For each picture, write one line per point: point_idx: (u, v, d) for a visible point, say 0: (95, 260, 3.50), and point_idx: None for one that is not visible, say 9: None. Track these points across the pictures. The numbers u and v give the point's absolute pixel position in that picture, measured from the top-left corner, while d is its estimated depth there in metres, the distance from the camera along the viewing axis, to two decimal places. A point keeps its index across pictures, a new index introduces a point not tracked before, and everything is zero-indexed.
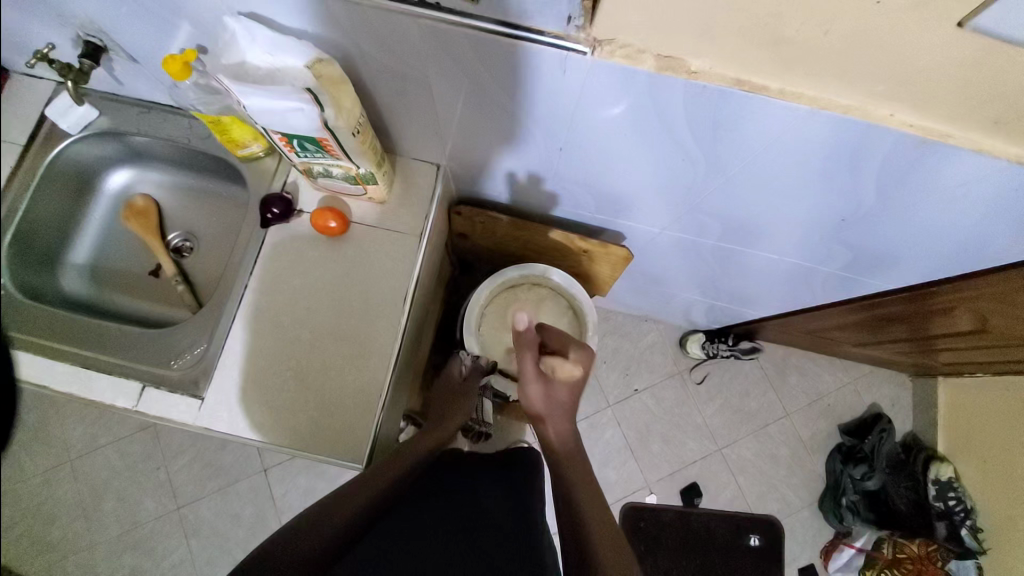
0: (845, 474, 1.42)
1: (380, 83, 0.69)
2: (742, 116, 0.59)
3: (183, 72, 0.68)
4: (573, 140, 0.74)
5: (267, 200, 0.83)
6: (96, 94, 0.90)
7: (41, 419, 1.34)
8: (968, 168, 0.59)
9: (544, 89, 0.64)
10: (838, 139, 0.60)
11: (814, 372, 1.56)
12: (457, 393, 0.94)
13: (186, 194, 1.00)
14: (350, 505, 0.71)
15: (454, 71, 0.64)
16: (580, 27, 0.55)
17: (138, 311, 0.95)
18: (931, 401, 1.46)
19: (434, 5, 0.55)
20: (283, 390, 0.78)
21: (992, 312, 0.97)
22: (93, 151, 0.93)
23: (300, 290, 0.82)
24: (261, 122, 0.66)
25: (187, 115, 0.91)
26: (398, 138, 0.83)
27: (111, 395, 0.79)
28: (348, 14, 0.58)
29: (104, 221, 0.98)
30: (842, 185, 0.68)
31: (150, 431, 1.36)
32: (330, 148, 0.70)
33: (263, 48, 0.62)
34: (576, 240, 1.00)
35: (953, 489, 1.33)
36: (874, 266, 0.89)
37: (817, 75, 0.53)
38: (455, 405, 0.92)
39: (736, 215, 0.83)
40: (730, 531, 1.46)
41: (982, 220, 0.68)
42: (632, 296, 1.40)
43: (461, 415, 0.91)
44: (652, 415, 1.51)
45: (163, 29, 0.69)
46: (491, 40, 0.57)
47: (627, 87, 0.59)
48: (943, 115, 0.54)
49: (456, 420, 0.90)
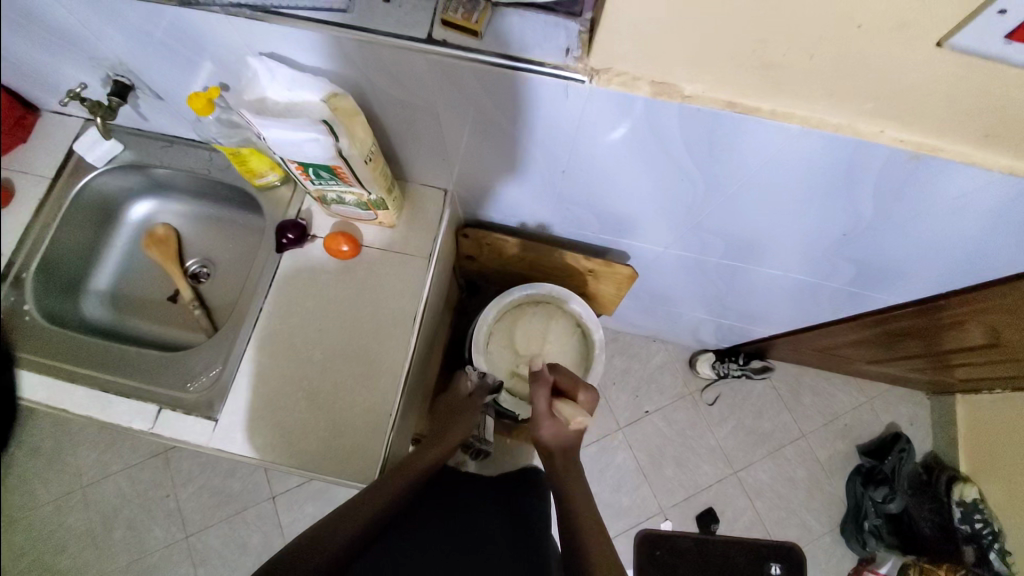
0: (866, 497, 1.38)
1: (390, 114, 0.73)
2: (737, 136, 0.62)
3: (207, 108, 0.72)
4: (575, 163, 0.76)
5: (282, 226, 0.86)
6: (123, 129, 0.95)
7: (56, 447, 1.36)
8: (962, 181, 0.60)
9: (546, 115, 0.66)
10: (832, 155, 0.61)
11: (828, 391, 1.53)
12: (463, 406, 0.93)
13: (203, 222, 1.04)
14: (356, 520, 0.70)
15: (460, 101, 0.67)
16: (578, 58, 0.59)
17: (156, 336, 0.98)
18: (951, 419, 1.43)
19: (441, 41, 0.59)
20: (295, 412, 0.79)
21: (1004, 325, 0.96)
22: (117, 184, 0.97)
23: (313, 313, 0.84)
24: (279, 152, 0.69)
25: (207, 147, 0.95)
26: (407, 166, 0.87)
27: (127, 418, 0.80)
28: (361, 51, 0.62)
29: (125, 249, 1.02)
30: (840, 199, 0.69)
31: (162, 457, 1.37)
32: (344, 175, 0.73)
33: (283, 84, 0.65)
34: (581, 260, 1.02)
35: (979, 511, 1.27)
36: (879, 280, 0.89)
37: (806, 96, 0.56)
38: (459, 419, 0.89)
39: (738, 232, 0.84)
40: (749, 559, 1.41)
41: (982, 232, 0.69)
42: (640, 316, 1.41)
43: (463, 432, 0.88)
44: (664, 437, 1.49)
45: (189, 69, 0.74)
46: (494, 71, 0.60)
47: (624, 112, 0.62)
48: (933, 130, 0.56)
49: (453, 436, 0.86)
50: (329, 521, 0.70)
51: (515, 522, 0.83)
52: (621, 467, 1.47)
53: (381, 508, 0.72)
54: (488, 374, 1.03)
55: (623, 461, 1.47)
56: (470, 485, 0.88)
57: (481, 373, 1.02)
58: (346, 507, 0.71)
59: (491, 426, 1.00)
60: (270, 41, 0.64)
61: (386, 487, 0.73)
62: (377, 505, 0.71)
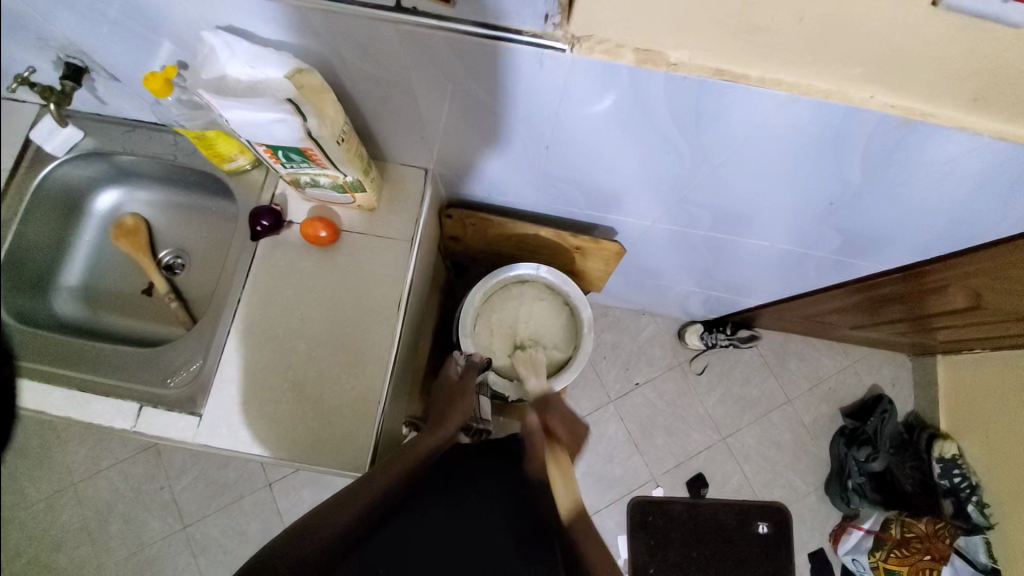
0: (849, 457, 1.43)
1: (364, 90, 0.70)
2: (723, 105, 0.59)
3: (165, 89, 0.67)
4: (559, 138, 0.73)
5: (256, 212, 0.82)
6: (81, 115, 0.90)
7: (42, 446, 1.33)
8: (951, 146, 0.59)
9: (526, 87, 0.63)
10: (822, 123, 0.59)
11: (813, 357, 1.56)
12: (457, 388, 0.91)
13: (175, 211, 0.99)
14: (351, 511, 0.70)
15: (435, 73, 0.63)
16: (557, 25, 0.55)
17: (133, 331, 0.95)
18: (931, 380, 1.47)
19: (411, 9, 0.55)
20: (281, 403, 0.78)
21: (986, 288, 0.98)
22: (80, 173, 0.92)
23: (294, 302, 0.82)
24: (245, 135, 0.66)
25: (172, 131, 0.90)
26: (385, 145, 0.84)
27: (109, 416, 0.78)
28: (326, 22, 0.57)
29: (93, 242, 0.97)
30: (829, 168, 0.68)
31: (153, 450, 1.36)
32: (316, 158, 0.69)
33: (244, 61, 0.61)
34: (568, 237, 1.00)
35: (957, 466, 1.34)
36: (866, 248, 0.89)
37: (796, 61, 0.54)
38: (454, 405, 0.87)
39: (727, 205, 0.83)
40: (737, 520, 1.46)
41: (969, 198, 0.69)
42: (629, 290, 1.40)
43: (461, 417, 0.86)
44: (655, 408, 1.51)
45: (143, 47, 0.69)
46: (470, 41, 0.57)
47: (609, 81, 0.59)
48: (923, 94, 0.54)
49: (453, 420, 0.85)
50: (325, 510, 0.70)
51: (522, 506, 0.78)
52: (614, 439, 1.49)
53: (373, 502, 0.71)
54: (475, 354, 1.00)
55: (615, 433, 1.50)
56: (474, 459, 0.83)
57: (467, 354, 0.99)
58: (340, 497, 0.71)
59: (487, 405, 1.00)
60: (228, 15, 0.59)
61: (378, 482, 0.72)
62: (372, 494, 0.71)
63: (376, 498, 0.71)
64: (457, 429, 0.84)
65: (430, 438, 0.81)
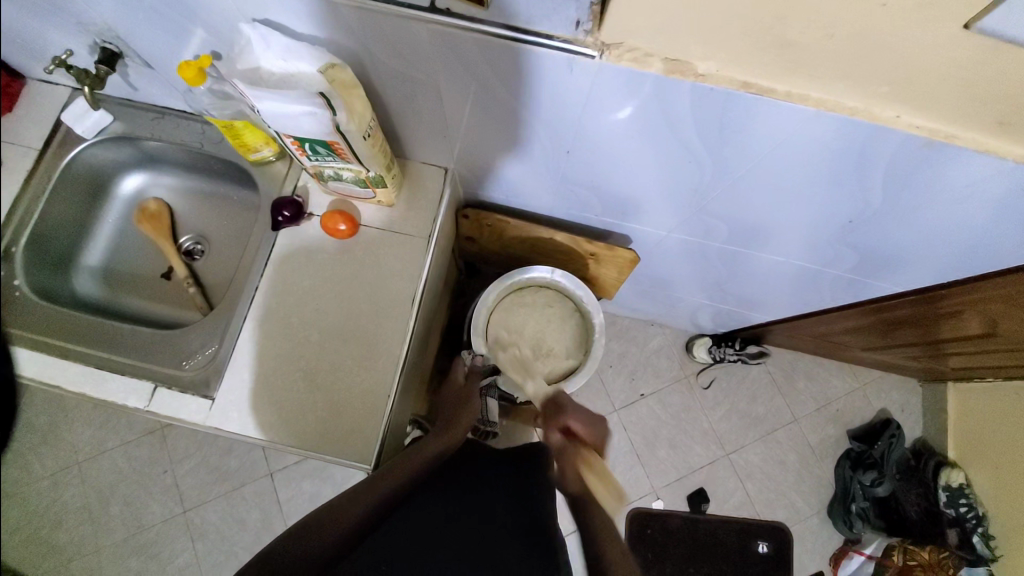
0: (854, 480, 1.41)
1: (391, 87, 0.70)
2: (747, 118, 0.60)
3: (198, 79, 0.69)
4: (580, 143, 0.74)
5: (279, 202, 0.84)
6: (113, 99, 0.92)
7: (51, 423, 1.35)
8: (976, 169, 0.59)
9: (550, 91, 0.64)
10: (845, 141, 0.59)
11: (822, 378, 1.55)
12: (464, 392, 0.95)
13: (197, 198, 1.01)
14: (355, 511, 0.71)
15: (462, 72, 0.64)
16: (588, 32, 0.56)
17: (150, 313, 0.96)
18: (941, 406, 1.45)
19: (445, 10, 0.56)
20: (291, 391, 0.79)
21: (1002, 315, 0.97)
22: (108, 155, 0.94)
23: (310, 293, 0.83)
24: (274, 125, 0.67)
25: (200, 119, 0.92)
26: (407, 142, 0.85)
27: (122, 395, 0.80)
28: (360, 20, 0.59)
29: (116, 225, 0.99)
30: (850, 185, 0.68)
31: (158, 433, 1.37)
32: (341, 151, 0.70)
33: (277, 54, 0.63)
34: (582, 242, 1.01)
35: (965, 496, 1.31)
36: (882, 268, 0.88)
37: (823, 77, 0.54)
38: (463, 408, 0.91)
39: (743, 218, 0.83)
40: (739, 538, 1.45)
41: (993, 222, 0.68)
42: (638, 300, 1.40)
43: (470, 419, 0.90)
44: (659, 420, 1.51)
45: (178, 35, 0.71)
46: (498, 43, 0.57)
47: (634, 90, 0.60)
48: (950, 115, 0.54)
49: (461, 426, 0.89)
50: (330, 509, 0.70)
51: (521, 511, 0.80)
52: (616, 448, 1.49)
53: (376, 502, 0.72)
54: (480, 355, 1.03)
55: (618, 443, 1.49)
56: (475, 463, 0.86)
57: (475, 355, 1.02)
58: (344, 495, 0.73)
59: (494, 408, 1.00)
60: (263, 7, 0.60)
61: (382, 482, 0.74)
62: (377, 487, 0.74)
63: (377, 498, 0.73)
64: (465, 430, 0.89)
65: (437, 440, 0.84)
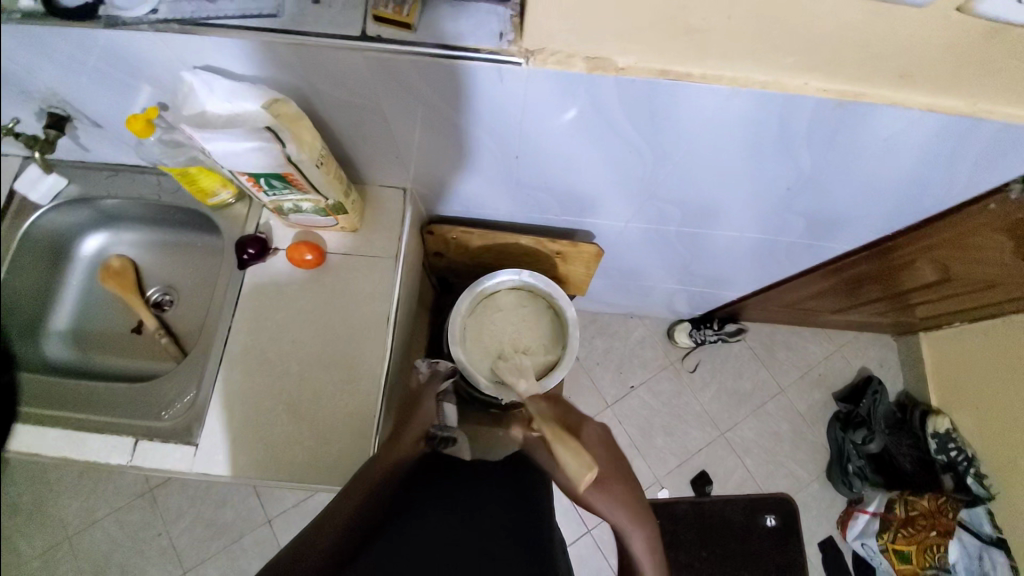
0: (847, 440, 1.44)
1: (339, 117, 0.73)
2: (673, 103, 0.64)
3: (146, 130, 0.70)
4: (527, 148, 0.77)
5: (242, 241, 0.85)
6: (65, 163, 0.92)
7: (36, 501, 1.31)
8: (889, 121, 0.63)
9: (490, 102, 0.67)
10: (764, 112, 0.64)
11: (801, 346, 1.59)
12: (418, 396, 0.91)
13: (160, 249, 1.01)
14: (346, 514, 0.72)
15: (402, 93, 0.67)
16: (511, 41, 0.60)
17: (124, 370, 0.95)
18: (916, 357, 1.51)
19: (375, 37, 0.60)
20: (276, 426, 0.79)
21: (950, 258, 1.03)
22: (67, 219, 0.94)
23: (284, 326, 0.84)
24: (227, 165, 0.69)
25: (155, 171, 0.93)
26: (363, 168, 0.87)
27: (105, 453, 0.78)
28: (296, 55, 0.61)
29: (81, 287, 0.99)
30: (779, 155, 0.73)
31: (149, 496, 1.34)
32: (297, 181, 0.72)
33: (223, 97, 0.64)
34: (546, 242, 1.04)
35: (952, 440, 1.36)
36: (829, 229, 0.93)
37: (732, 56, 0.58)
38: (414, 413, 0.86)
39: (695, 200, 0.87)
40: (745, 513, 1.47)
41: (917, 169, 0.73)
42: (614, 294, 1.44)
43: (422, 425, 0.85)
44: (652, 409, 1.53)
45: (124, 91, 0.72)
46: (431, 62, 0.61)
47: (568, 90, 0.63)
48: (852, 77, 0.59)
49: (419, 427, 0.84)
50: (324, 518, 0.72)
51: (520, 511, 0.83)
52: None
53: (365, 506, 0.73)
54: (441, 362, 1.00)
55: (615, 438, 1.50)
56: (470, 468, 0.85)
57: (430, 362, 0.99)
58: (330, 508, 0.73)
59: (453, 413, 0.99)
60: (203, 53, 0.63)
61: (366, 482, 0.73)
62: (363, 493, 0.73)
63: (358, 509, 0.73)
64: (418, 437, 0.83)
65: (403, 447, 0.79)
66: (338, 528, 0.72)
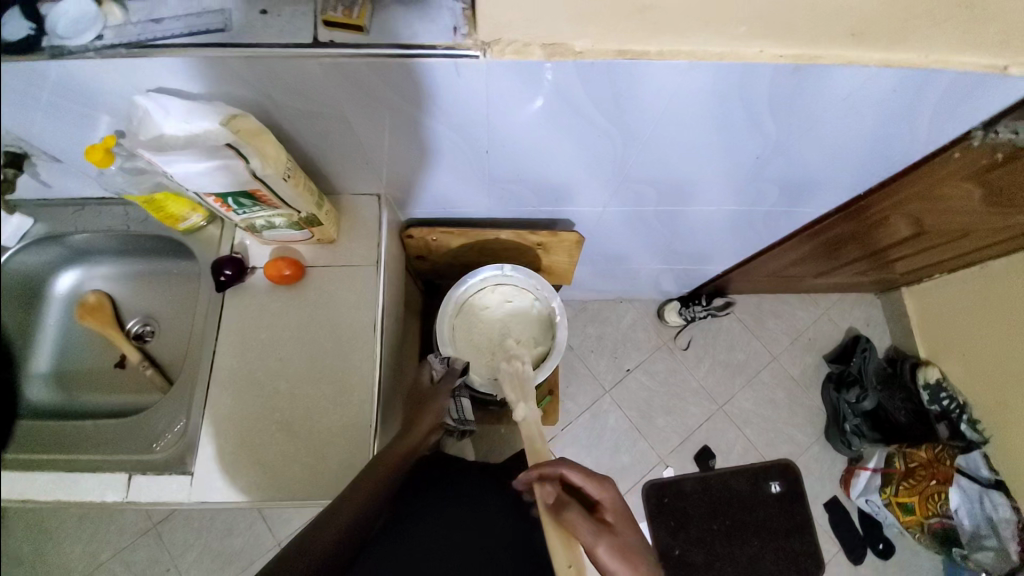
0: (841, 401, 1.46)
1: (303, 128, 0.73)
2: (635, 82, 0.64)
3: (107, 159, 0.69)
4: (496, 141, 0.77)
5: (217, 263, 0.83)
6: (28, 202, 0.90)
7: (37, 550, 1.28)
8: (847, 81, 0.64)
9: (453, 99, 0.67)
10: (725, 83, 0.64)
11: (789, 312, 1.62)
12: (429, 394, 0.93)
13: (135, 281, 0.99)
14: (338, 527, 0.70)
15: (364, 98, 0.66)
16: (466, 35, 0.60)
17: (111, 406, 0.94)
18: (901, 312, 1.54)
19: (329, 42, 0.60)
20: (271, 446, 0.78)
21: (922, 211, 1.05)
22: (36, 259, 0.92)
23: (270, 344, 0.83)
24: (192, 187, 0.68)
25: (122, 202, 0.92)
26: (335, 177, 0.86)
27: (99, 492, 0.77)
28: (251, 68, 0.61)
29: (59, 327, 0.97)
30: (745, 125, 0.73)
31: (153, 532, 1.32)
32: (265, 198, 0.72)
33: (178, 118, 0.63)
34: (527, 235, 1.04)
35: (944, 389, 1.39)
36: (802, 194, 0.95)
37: (686, 31, 0.59)
38: (425, 408, 0.89)
39: (668, 178, 0.88)
40: (750, 483, 1.48)
41: (879, 126, 0.75)
42: (600, 280, 1.44)
43: (433, 418, 0.88)
44: (650, 390, 1.54)
45: (79, 121, 0.71)
46: (390, 63, 0.60)
47: (529, 80, 0.63)
48: (805, 41, 0.60)
49: (428, 422, 0.86)
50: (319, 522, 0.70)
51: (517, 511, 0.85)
52: (615, 428, 1.50)
53: (364, 512, 0.71)
54: (455, 358, 1.01)
55: (616, 423, 1.51)
56: (471, 474, 0.88)
57: (444, 359, 1.00)
58: (324, 515, 0.70)
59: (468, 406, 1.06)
60: (156, 76, 0.62)
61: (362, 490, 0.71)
62: (362, 504, 0.71)
63: (364, 510, 0.71)
64: (428, 429, 0.86)
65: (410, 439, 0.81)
66: (339, 529, 0.70)
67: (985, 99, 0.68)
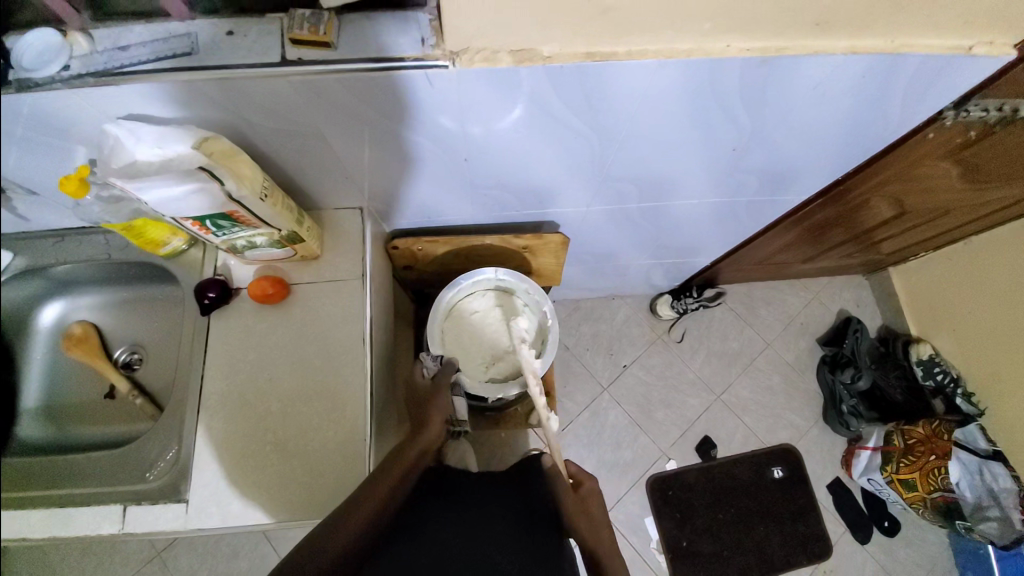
0: (837, 382, 1.47)
1: (279, 146, 0.72)
2: (607, 83, 0.64)
3: (81, 189, 0.69)
4: (473, 149, 0.77)
5: (201, 285, 0.83)
6: (8, 238, 0.90)
7: None
8: (815, 70, 0.65)
9: (427, 109, 0.67)
10: (695, 79, 0.65)
11: (780, 299, 1.63)
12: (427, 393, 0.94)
13: (120, 309, 0.99)
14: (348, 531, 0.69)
15: (338, 113, 0.66)
16: (434, 45, 0.60)
17: (102, 437, 0.93)
18: (889, 292, 1.56)
19: (298, 60, 0.59)
20: (266, 467, 0.78)
21: (902, 192, 1.06)
22: (16, 293, 0.90)
23: (259, 364, 0.82)
24: (168, 212, 0.67)
25: (101, 230, 0.92)
26: (315, 194, 0.86)
27: (93, 526, 0.76)
28: (221, 90, 0.60)
29: (44, 360, 0.95)
30: (719, 119, 0.74)
31: (157, 561, 1.30)
32: (244, 218, 0.71)
33: (150, 143, 0.62)
34: (513, 239, 1.04)
35: (937, 364, 1.40)
36: (783, 182, 0.95)
37: (653, 30, 0.59)
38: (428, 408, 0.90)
39: (649, 174, 0.88)
40: (753, 471, 1.49)
41: (851, 112, 0.75)
42: (591, 278, 1.45)
43: (440, 418, 0.89)
44: (647, 385, 1.54)
45: (51, 153, 0.70)
46: (360, 77, 0.60)
47: (501, 87, 0.64)
48: (770, 34, 0.61)
49: (436, 421, 0.88)
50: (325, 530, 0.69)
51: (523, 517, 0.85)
52: (615, 425, 1.51)
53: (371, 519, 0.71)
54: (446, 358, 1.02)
55: (616, 419, 1.51)
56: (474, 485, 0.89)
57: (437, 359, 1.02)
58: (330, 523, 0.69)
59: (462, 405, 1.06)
60: (125, 103, 0.62)
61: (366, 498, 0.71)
62: (367, 514, 0.71)
63: (370, 519, 0.71)
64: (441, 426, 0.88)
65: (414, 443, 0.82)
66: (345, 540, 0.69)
67: (952, 80, 0.69)
